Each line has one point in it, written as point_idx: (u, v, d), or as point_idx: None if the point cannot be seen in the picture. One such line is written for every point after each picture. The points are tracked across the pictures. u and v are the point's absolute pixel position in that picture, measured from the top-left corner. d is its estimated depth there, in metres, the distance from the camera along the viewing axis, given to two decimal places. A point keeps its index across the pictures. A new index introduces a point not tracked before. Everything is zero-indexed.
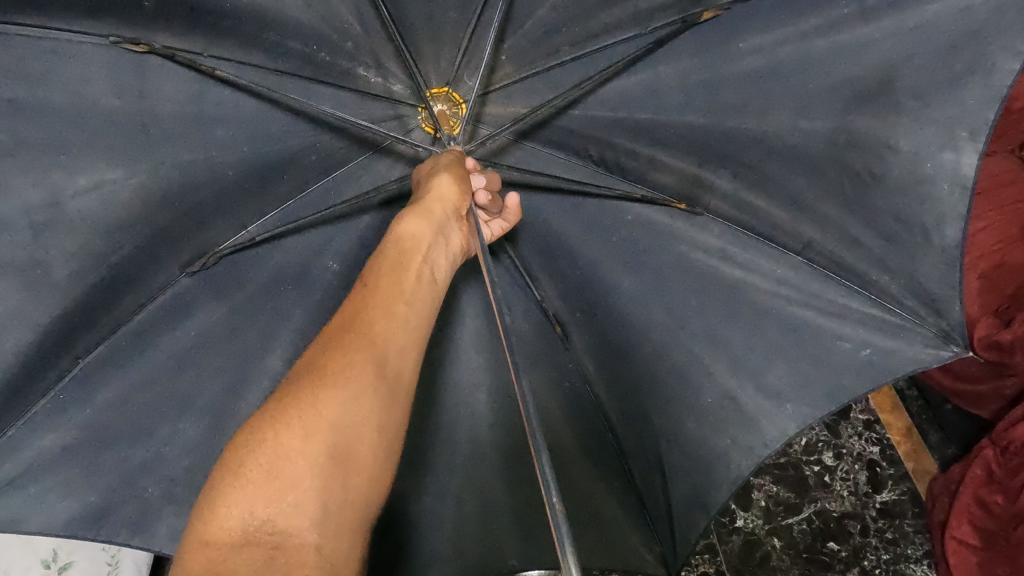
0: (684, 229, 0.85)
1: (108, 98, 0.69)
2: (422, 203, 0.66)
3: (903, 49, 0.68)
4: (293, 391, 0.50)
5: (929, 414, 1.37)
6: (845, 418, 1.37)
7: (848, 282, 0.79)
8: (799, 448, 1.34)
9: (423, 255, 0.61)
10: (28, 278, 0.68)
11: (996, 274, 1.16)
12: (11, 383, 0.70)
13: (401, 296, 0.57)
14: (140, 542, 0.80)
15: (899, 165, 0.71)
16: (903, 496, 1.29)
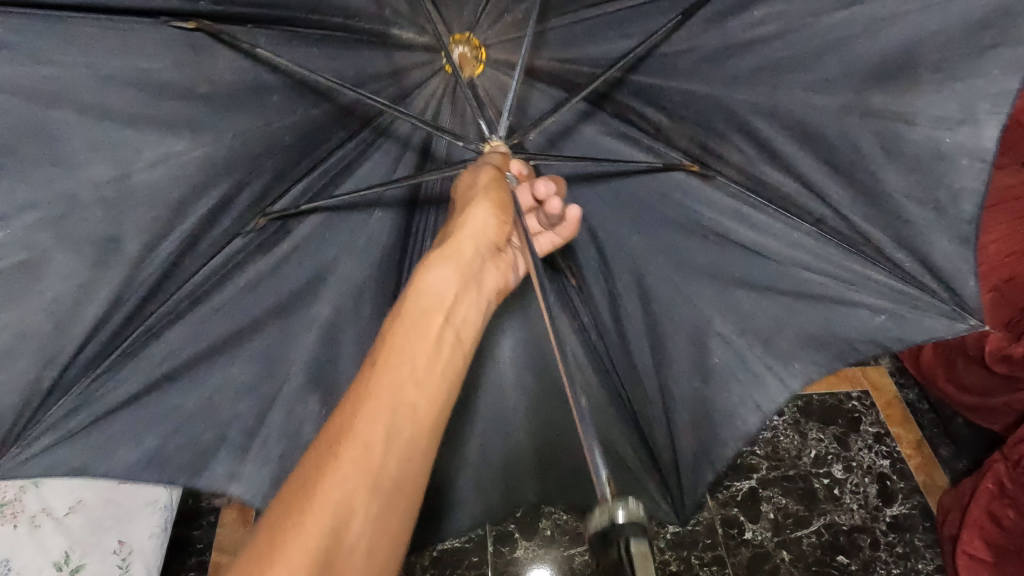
0: (698, 190, 0.81)
1: (167, 71, 0.62)
2: (452, 241, 0.61)
3: (929, 24, 0.63)
4: (277, 522, 0.43)
5: (941, 428, 1.38)
6: (855, 431, 1.38)
7: (866, 254, 0.74)
8: (808, 461, 1.34)
9: (445, 316, 0.56)
10: (101, 253, 0.62)
11: (1007, 287, 1.16)
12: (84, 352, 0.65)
13: (413, 372, 0.51)
14: (203, 482, 0.70)
15: (917, 141, 0.65)
16: (913, 510, 1.28)
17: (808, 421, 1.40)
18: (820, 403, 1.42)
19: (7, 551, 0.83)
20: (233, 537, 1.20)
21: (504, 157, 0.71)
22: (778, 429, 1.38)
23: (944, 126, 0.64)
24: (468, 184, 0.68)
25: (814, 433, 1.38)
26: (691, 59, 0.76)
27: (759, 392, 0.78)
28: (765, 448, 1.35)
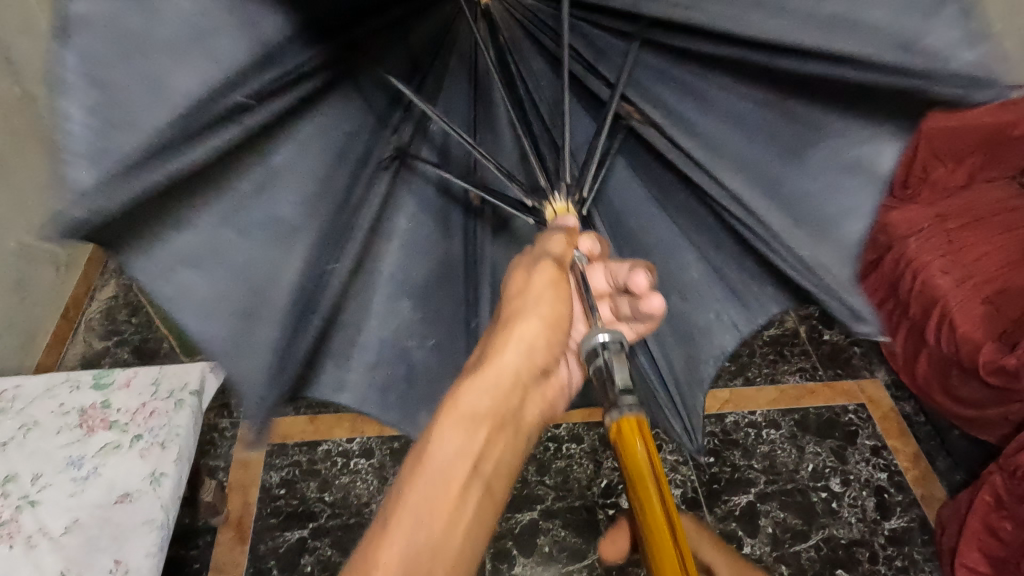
0: (644, 134, 0.74)
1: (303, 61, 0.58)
2: (488, 364, 0.51)
3: (851, 28, 0.57)
4: None
5: (937, 441, 1.40)
6: (852, 444, 1.38)
7: (765, 228, 0.67)
8: (806, 474, 1.34)
9: (475, 464, 0.47)
10: (281, 231, 0.58)
11: (1000, 298, 1.23)
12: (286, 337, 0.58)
13: (426, 539, 0.45)
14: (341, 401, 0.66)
15: (823, 146, 0.64)
16: (911, 523, 1.28)
17: (806, 434, 1.40)
18: (818, 417, 1.43)
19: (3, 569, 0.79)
20: (229, 555, 1.19)
21: (566, 249, 0.57)
22: (776, 443, 1.38)
23: (852, 139, 0.63)
24: (522, 283, 0.55)
25: (811, 446, 1.38)
26: (661, 59, 0.72)
27: (704, 333, 0.77)
28: (763, 462, 1.35)
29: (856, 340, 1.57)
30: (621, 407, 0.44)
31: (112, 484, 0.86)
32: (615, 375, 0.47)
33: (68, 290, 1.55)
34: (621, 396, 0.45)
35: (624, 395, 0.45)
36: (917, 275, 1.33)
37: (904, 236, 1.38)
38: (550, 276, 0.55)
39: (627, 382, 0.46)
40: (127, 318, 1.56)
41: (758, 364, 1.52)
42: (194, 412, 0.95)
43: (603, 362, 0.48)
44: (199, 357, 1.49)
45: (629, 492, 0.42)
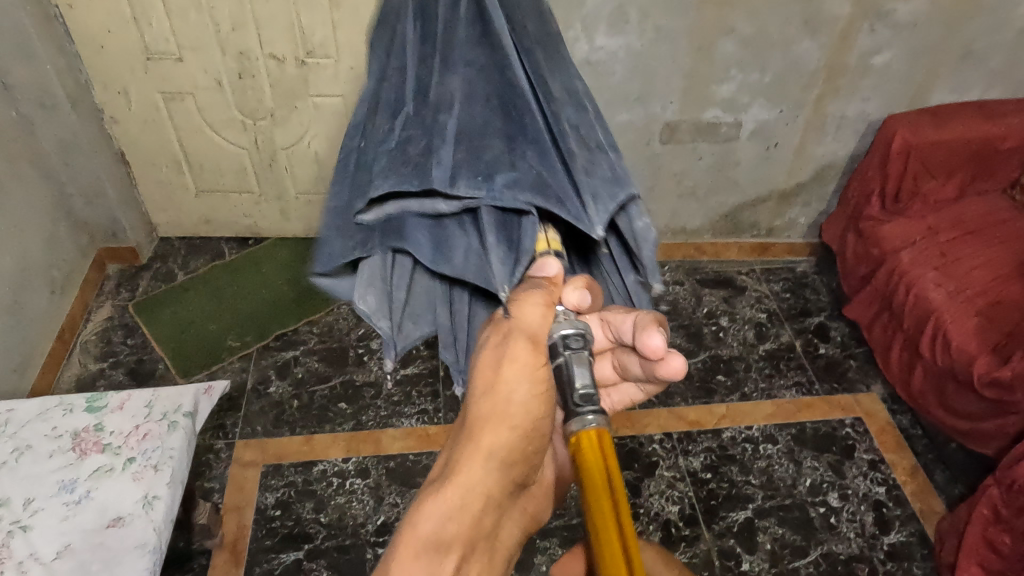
0: None
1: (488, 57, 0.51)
2: (476, 429, 0.50)
3: None
4: None
5: (934, 454, 1.40)
6: (849, 459, 1.38)
7: None
8: (804, 490, 1.33)
9: (491, 538, 0.47)
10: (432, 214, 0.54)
11: (992, 310, 1.23)
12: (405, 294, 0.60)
13: None
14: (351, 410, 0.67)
15: None
16: (911, 537, 1.27)
17: (803, 449, 1.40)
18: (815, 431, 1.43)
19: None
20: None
21: (546, 313, 0.52)
22: (774, 458, 1.38)
23: None
24: (490, 364, 0.53)
25: (808, 461, 1.38)
26: None
27: None
28: (760, 478, 1.35)
29: (852, 353, 1.59)
30: (585, 420, 0.45)
31: (103, 508, 0.86)
32: (576, 378, 0.48)
33: (63, 312, 1.55)
34: (578, 401, 0.47)
35: (587, 408, 0.46)
36: (911, 288, 1.33)
37: (896, 249, 1.39)
38: (526, 352, 0.52)
39: (589, 385, 0.48)
40: (123, 339, 1.56)
41: (754, 378, 1.52)
42: (187, 435, 0.95)
43: (563, 361, 0.50)
44: (194, 377, 1.49)
45: (584, 497, 0.42)
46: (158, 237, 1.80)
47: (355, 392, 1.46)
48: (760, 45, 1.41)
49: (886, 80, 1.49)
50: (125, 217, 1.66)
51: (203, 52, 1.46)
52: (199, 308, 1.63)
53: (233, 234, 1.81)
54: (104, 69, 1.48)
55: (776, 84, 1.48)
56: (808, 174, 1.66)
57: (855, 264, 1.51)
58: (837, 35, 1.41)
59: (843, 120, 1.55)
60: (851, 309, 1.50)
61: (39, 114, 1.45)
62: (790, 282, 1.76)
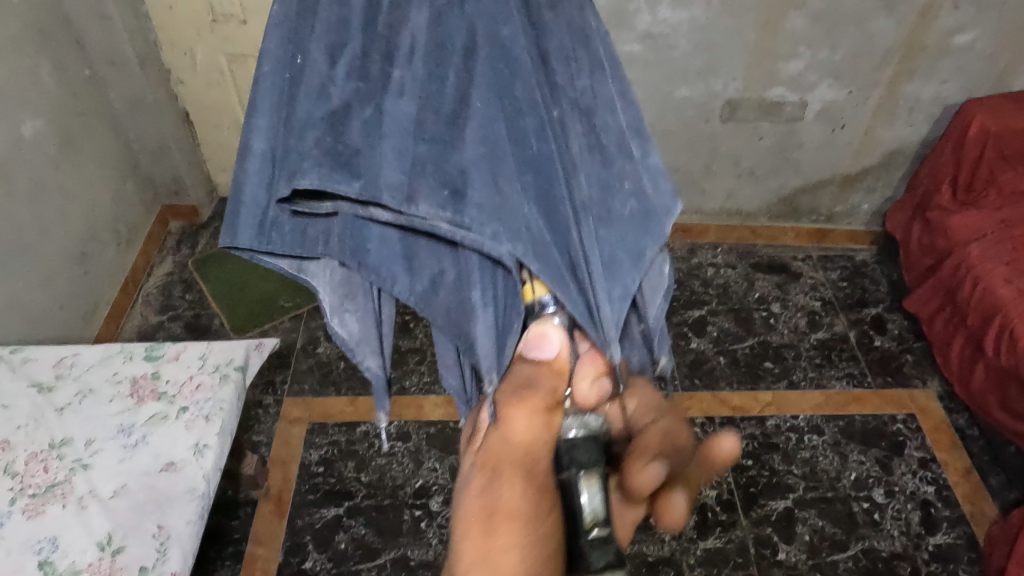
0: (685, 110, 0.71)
1: (521, 84, 0.44)
2: None
3: None
4: None
5: (989, 457, 1.34)
6: (898, 455, 1.34)
7: None
8: (848, 483, 1.30)
9: None
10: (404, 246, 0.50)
11: None
12: (366, 328, 0.58)
13: None
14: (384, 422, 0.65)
15: None
16: (958, 540, 1.23)
17: (849, 442, 1.36)
18: (864, 425, 1.39)
19: (55, 528, 0.83)
20: (269, 528, 1.23)
21: (547, 421, 0.41)
22: (818, 450, 1.35)
23: None
24: (481, 507, 0.38)
25: (854, 455, 1.34)
26: None
27: None
28: (803, 469, 1.32)
29: (909, 348, 1.53)
30: None
31: (158, 453, 0.90)
32: (583, 510, 0.38)
33: (127, 265, 1.61)
34: (590, 544, 0.37)
35: (596, 561, 0.37)
36: (977, 283, 1.27)
37: (964, 241, 1.33)
38: (525, 492, 0.38)
39: (600, 517, 0.38)
40: (182, 294, 1.62)
41: (803, 367, 1.49)
42: (238, 388, 0.98)
43: (568, 477, 0.39)
44: (246, 335, 1.53)
45: None
46: (218, 196, 1.86)
47: (400, 356, 1.49)
48: (832, 21, 1.35)
49: (966, 61, 1.41)
50: (188, 175, 1.71)
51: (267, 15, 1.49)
52: (254, 269, 1.67)
53: None
54: (173, 30, 1.51)
55: (846, 63, 1.42)
56: (875, 158, 1.59)
57: (919, 255, 1.45)
58: (915, 13, 1.34)
59: (916, 103, 1.48)
60: (911, 301, 1.44)
61: (111, 73, 1.50)
62: (848, 271, 1.70)
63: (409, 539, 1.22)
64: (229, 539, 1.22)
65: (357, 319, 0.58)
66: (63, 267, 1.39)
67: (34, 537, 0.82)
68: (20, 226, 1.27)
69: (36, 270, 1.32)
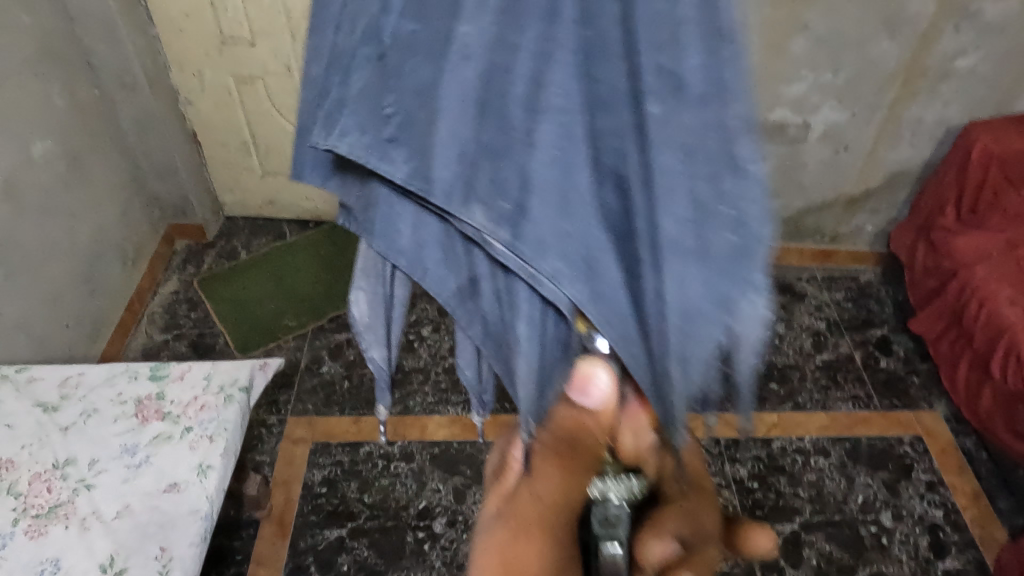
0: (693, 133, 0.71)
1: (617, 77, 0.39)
2: None
3: None
4: None
5: (998, 481, 1.33)
6: (906, 478, 1.33)
7: None
8: (855, 507, 1.29)
9: None
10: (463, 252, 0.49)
11: None
12: (379, 313, 0.61)
13: None
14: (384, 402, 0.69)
15: None
16: (967, 565, 1.21)
17: (856, 465, 1.35)
18: (870, 447, 1.38)
19: (57, 549, 0.83)
20: (271, 549, 1.22)
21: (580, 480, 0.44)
22: (824, 472, 1.34)
23: None
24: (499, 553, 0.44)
25: (861, 477, 1.33)
26: None
27: None
28: (810, 491, 1.31)
29: (915, 370, 1.52)
30: None
31: (161, 474, 0.90)
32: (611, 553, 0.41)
33: (133, 283, 1.62)
34: None
35: None
36: (983, 304, 1.27)
37: (970, 263, 1.33)
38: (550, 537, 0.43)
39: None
40: (187, 313, 1.62)
41: (808, 388, 1.48)
42: (242, 408, 0.98)
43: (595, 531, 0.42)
44: (250, 354, 1.53)
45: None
46: (224, 216, 1.87)
47: (404, 376, 1.48)
48: (834, 44, 1.36)
49: (969, 84, 1.42)
50: (195, 195, 1.72)
51: (275, 38, 1.51)
52: (259, 288, 1.68)
53: (295, 216, 1.86)
54: (182, 52, 1.53)
55: (850, 85, 1.43)
56: (879, 180, 1.59)
57: (924, 276, 1.45)
58: (917, 37, 1.35)
59: (919, 125, 1.49)
60: (918, 323, 1.44)
61: (120, 93, 1.52)
62: (853, 292, 1.70)
63: (412, 562, 1.21)
64: (231, 560, 1.21)
65: (372, 303, 0.60)
66: (69, 286, 1.40)
67: (36, 558, 0.82)
68: (29, 244, 1.28)
69: (43, 289, 1.32)
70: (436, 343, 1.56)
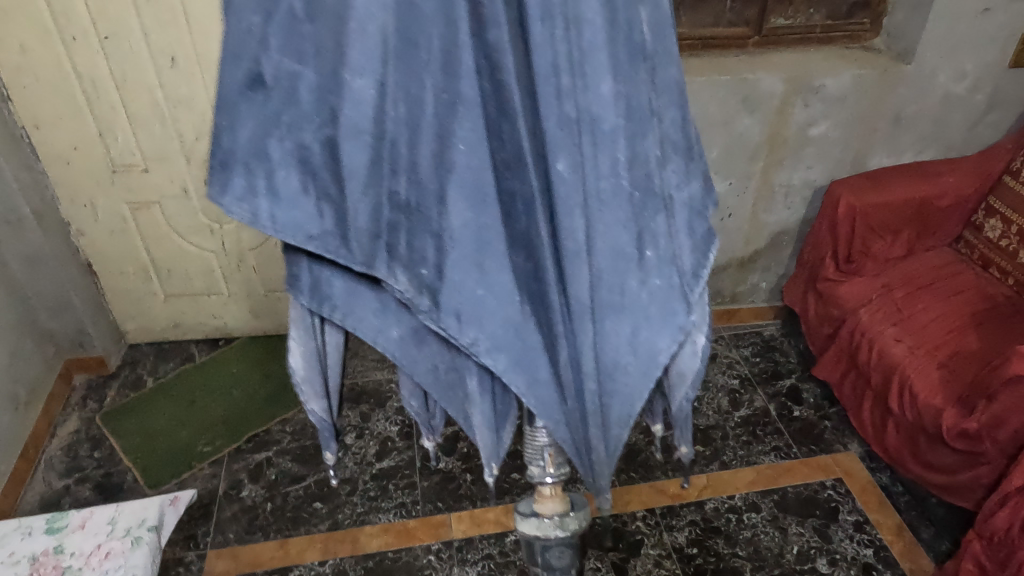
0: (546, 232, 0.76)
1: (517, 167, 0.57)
2: None
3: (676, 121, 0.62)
4: None
5: (918, 510, 1.38)
6: (834, 521, 1.37)
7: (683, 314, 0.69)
8: (792, 557, 1.31)
9: None
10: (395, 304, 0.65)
11: (953, 362, 1.26)
12: (312, 357, 0.70)
13: None
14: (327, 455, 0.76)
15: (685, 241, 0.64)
16: None
17: (787, 515, 1.38)
18: (797, 496, 1.42)
19: None
20: None
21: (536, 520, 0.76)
22: (758, 528, 1.36)
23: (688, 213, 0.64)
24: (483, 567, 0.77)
25: (793, 527, 1.36)
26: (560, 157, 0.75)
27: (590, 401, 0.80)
28: (747, 548, 1.32)
29: (826, 414, 1.60)
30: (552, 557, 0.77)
31: None
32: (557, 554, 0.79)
33: (27, 429, 1.51)
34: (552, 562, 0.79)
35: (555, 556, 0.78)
36: (873, 345, 1.36)
37: (855, 308, 1.43)
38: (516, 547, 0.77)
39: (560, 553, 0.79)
40: (90, 453, 1.52)
41: (732, 446, 1.52)
42: (151, 547, 1.05)
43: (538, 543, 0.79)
44: (163, 488, 1.45)
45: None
46: (127, 343, 1.80)
47: (330, 490, 1.43)
48: (705, 124, 1.50)
49: (824, 149, 1.57)
50: (93, 325, 1.66)
51: (170, 162, 1.51)
52: (169, 415, 1.60)
53: (203, 336, 1.81)
54: (72, 185, 1.51)
55: (723, 159, 1.56)
56: (764, 241, 1.72)
57: (818, 324, 1.54)
58: (772, 111, 1.50)
59: (790, 188, 1.63)
60: (820, 369, 1.53)
61: (6, 232, 1.47)
62: (759, 346, 1.79)
63: None
64: None
65: (303, 347, 0.69)
66: None
67: None
68: None
69: None
70: (362, 450, 1.51)
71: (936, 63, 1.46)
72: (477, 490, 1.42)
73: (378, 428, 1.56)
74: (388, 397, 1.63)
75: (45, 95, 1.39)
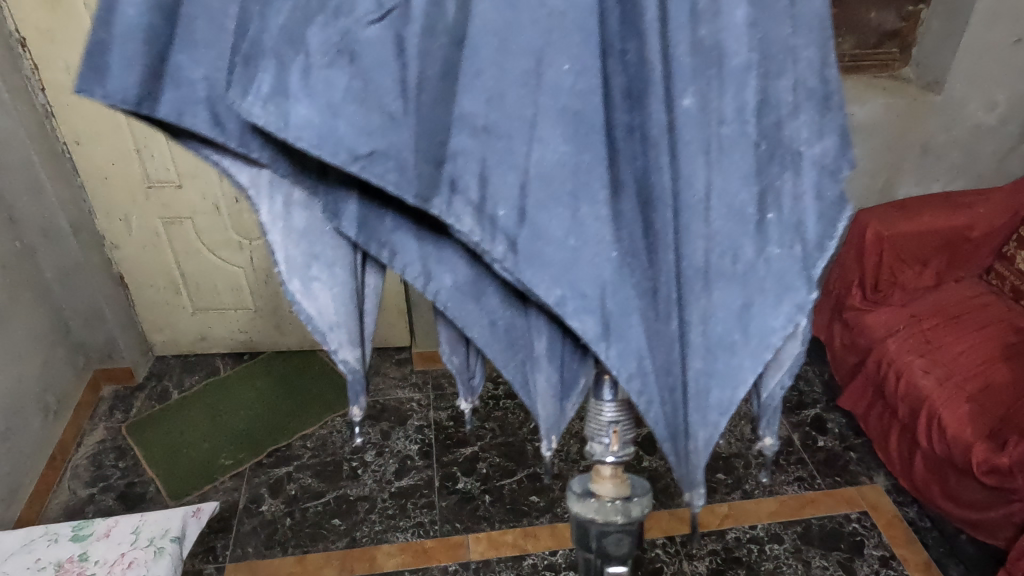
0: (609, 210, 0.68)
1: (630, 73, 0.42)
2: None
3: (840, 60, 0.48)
4: None
5: (946, 547, 1.35)
6: (859, 556, 1.34)
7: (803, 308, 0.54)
8: None
9: None
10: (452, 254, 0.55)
11: (982, 395, 1.24)
12: (344, 293, 0.60)
13: None
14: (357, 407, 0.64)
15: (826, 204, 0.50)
16: None
17: (810, 548, 1.35)
18: (821, 528, 1.39)
19: None
20: None
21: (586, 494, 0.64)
22: (782, 559, 1.33)
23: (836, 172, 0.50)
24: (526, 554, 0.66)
25: (817, 560, 1.33)
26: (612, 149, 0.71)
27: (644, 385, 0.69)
28: None
29: (851, 445, 1.57)
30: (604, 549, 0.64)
31: None
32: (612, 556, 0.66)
33: (55, 437, 1.53)
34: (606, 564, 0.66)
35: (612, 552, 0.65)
36: (901, 376, 1.34)
37: (882, 337, 1.41)
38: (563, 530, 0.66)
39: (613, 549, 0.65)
40: (114, 462, 1.54)
41: (753, 475, 1.50)
42: (174, 559, 1.06)
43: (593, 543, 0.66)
44: (185, 500, 1.46)
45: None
46: (154, 355, 1.83)
47: (349, 507, 1.43)
48: None
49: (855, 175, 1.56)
50: (122, 336, 1.69)
51: (201, 178, 1.54)
52: (193, 428, 1.62)
53: (228, 350, 1.84)
54: (107, 200, 1.55)
55: None
56: None
57: (844, 352, 1.52)
58: None
59: None
60: (845, 400, 1.50)
61: (42, 243, 1.51)
62: None
63: None
64: None
65: (331, 281, 0.59)
66: None
67: None
68: None
69: None
70: (381, 468, 1.52)
71: (966, 93, 1.46)
72: (496, 512, 1.42)
73: (398, 446, 1.56)
74: (408, 415, 1.64)
75: (85, 112, 1.43)
